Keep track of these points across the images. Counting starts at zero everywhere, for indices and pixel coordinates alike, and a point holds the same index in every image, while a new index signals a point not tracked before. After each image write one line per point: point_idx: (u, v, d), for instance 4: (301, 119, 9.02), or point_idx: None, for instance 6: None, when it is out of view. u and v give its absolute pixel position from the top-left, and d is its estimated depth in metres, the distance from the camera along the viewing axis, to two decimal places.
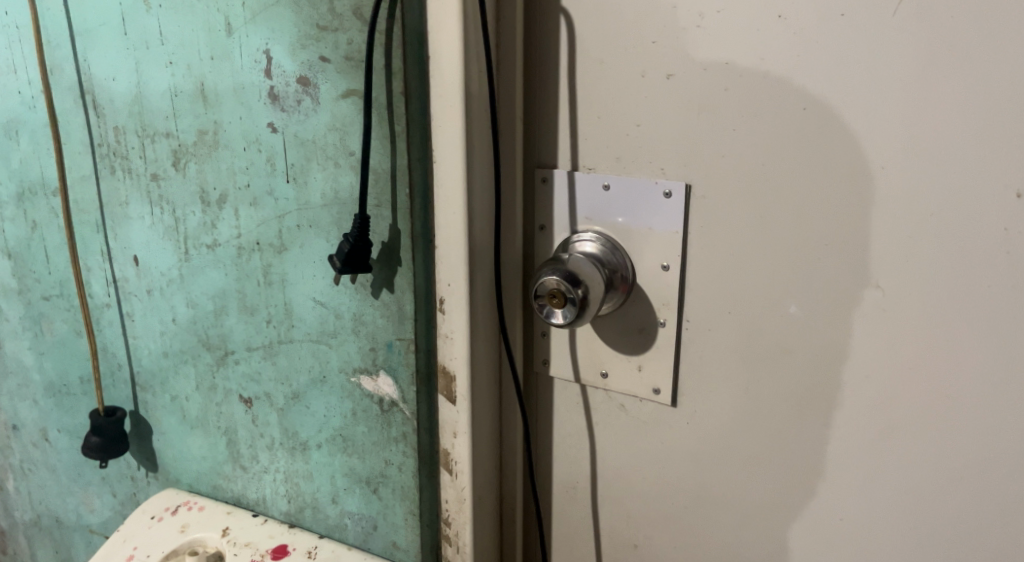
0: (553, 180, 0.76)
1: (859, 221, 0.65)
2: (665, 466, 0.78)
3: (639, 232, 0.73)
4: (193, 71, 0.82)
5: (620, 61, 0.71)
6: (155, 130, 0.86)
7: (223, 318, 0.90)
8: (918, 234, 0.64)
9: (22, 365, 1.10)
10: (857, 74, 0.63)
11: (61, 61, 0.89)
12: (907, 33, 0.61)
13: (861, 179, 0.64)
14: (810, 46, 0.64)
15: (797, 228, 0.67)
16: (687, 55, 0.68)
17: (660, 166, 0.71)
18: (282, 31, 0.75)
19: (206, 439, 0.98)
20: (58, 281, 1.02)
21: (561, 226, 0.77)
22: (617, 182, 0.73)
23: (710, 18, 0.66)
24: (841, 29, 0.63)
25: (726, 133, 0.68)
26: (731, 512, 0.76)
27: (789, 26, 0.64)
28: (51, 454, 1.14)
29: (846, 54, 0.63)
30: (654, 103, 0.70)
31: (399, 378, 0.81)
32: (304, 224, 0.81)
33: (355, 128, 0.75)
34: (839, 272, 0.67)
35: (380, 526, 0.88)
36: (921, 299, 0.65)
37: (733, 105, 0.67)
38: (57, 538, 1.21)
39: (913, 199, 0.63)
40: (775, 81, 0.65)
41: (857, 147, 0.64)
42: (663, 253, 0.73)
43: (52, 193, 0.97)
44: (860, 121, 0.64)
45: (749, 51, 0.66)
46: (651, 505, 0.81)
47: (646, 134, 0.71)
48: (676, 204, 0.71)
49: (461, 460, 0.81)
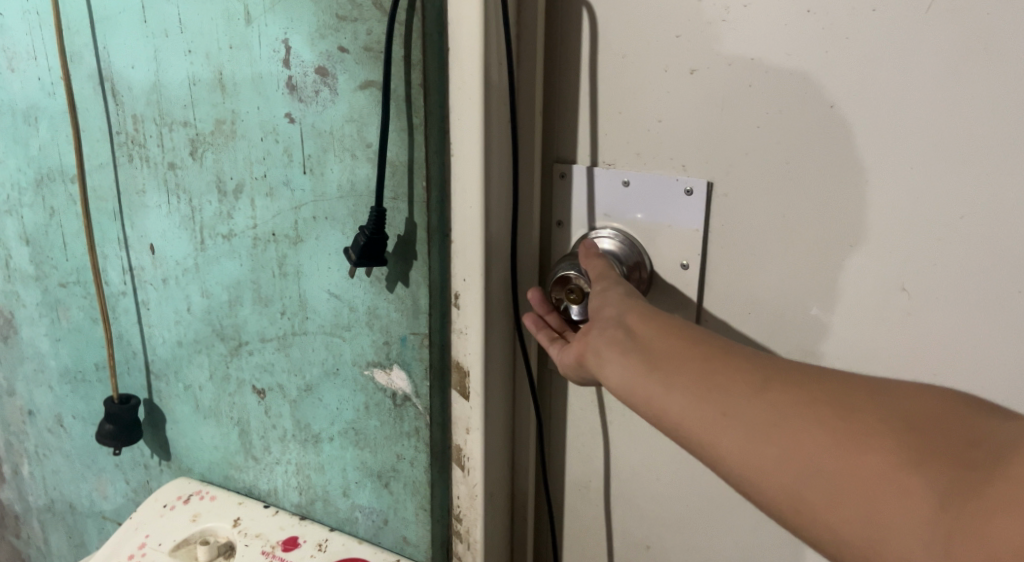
0: (572, 175, 0.75)
1: (885, 222, 0.64)
2: (680, 466, 0.77)
3: (658, 230, 0.72)
4: (212, 60, 0.81)
5: (644, 54, 0.69)
6: (173, 118, 0.86)
7: (238, 308, 0.90)
8: (946, 237, 0.62)
9: (38, 351, 1.10)
10: (886, 72, 0.61)
11: (81, 48, 0.89)
12: (939, 30, 0.59)
13: (890, 179, 0.63)
14: (839, 42, 0.62)
15: (820, 229, 0.66)
16: (711, 50, 0.67)
17: (681, 163, 0.70)
18: (301, 20, 0.75)
19: (218, 429, 0.98)
20: (75, 268, 1.02)
21: (579, 222, 0.76)
22: (637, 178, 0.72)
23: (738, 12, 0.65)
24: (873, 25, 0.61)
25: (750, 130, 0.67)
26: (747, 516, 0.75)
27: (818, 21, 0.63)
28: (65, 440, 1.15)
29: (876, 51, 0.61)
30: (676, 98, 0.69)
31: (413, 372, 0.80)
32: (319, 216, 0.80)
33: (373, 119, 0.74)
34: (863, 274, 0.65)
35: (391, 521, 0.88)
36: (948, 303, 0.63)
37: (758, 102, 0.66)
38: (70, 523, 1.22)
39: (941, 200, 0.62)
40: (802, 77, 0.64)
41: (884, 147, 0.63)
42: (682, 252, 0.72)
43: (71, 179, 0.97)
44: (888, 119, 0.62)
45: (777, 46, 0.64)
46: (664, 506, 0.80)
47: (668, 131, 0.70)
48: (697, 202, 0.70)
49: (473, 457, 0.80)
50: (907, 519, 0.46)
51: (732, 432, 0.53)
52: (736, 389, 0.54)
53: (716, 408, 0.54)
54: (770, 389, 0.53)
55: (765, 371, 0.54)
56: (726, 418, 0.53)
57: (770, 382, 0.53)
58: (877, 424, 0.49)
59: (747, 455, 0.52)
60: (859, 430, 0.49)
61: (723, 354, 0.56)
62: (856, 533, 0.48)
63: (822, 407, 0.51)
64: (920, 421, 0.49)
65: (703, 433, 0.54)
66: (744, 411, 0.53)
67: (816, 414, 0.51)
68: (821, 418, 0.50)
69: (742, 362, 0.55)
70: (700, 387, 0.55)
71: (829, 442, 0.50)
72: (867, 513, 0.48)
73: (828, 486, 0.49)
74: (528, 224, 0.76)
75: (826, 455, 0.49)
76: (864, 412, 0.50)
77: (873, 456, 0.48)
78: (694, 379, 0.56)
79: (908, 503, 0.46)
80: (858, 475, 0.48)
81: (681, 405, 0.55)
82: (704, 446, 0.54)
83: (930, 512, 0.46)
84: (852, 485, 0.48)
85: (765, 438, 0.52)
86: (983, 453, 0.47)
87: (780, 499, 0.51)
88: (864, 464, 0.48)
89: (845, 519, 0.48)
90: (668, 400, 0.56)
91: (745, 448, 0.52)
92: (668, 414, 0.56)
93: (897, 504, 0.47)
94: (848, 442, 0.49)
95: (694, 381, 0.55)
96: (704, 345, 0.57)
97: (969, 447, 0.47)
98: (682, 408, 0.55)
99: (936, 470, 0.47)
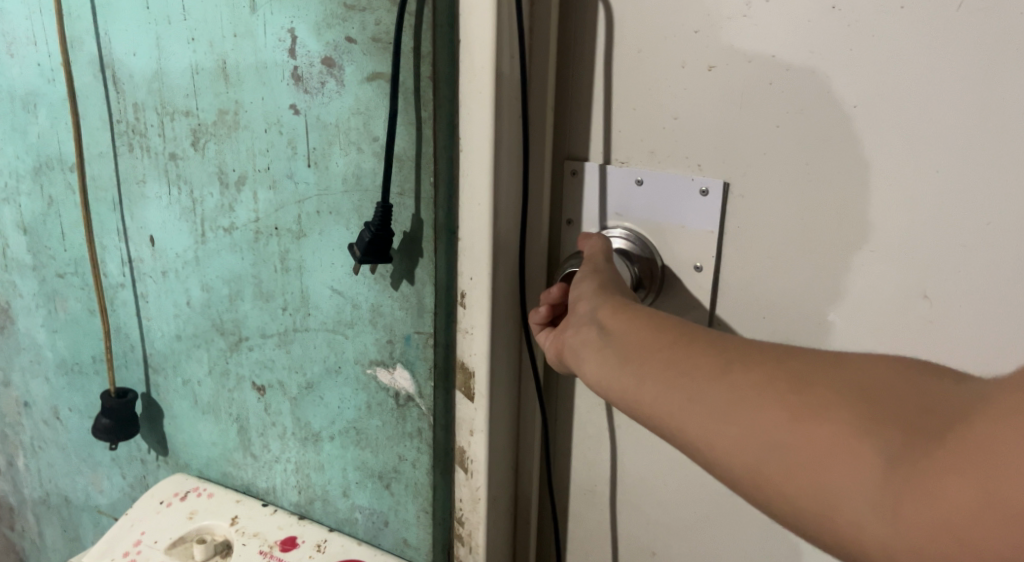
0: (583, 173, 0.73)
1: (908, 227, 0.62)
2: (687, 470, 0.75)
3: (671, 230, 0.70)
4: (215, 48, 0.79)
5: (660, 48, 0.67)
6: (175, 108, 0.84)
7: (238, 303, 0.88)
8: (972, 244, 0.60)
9: (35, 341, 1.09)
10: (912, 71, 0.59)
11: (82, 34, 0.87)
12: (969, 28, 0.57)
13: (914, 182, 0.61)
14: (864, 40, 0.60)
15: (840, 233, 0.64)
16: (731, 45, 0.65)
17: (697, 162, 0.68)
18: (307, 9, 0.73)
19: (217, 425, 0.97)
20: (73, 259, 1.00)
21: (590, 221, 0.74)
22: (651, 177, 0.70)
23: (758, 7, 0.63)
24: (900, 24, 0.59)
25: (769, 129, 0.65)
26: (757, 523, 0.73)
27: (843, 18, 0.61)
28: (62, 433, 1.13)
29: (902, 50, 0.59)
30: (693, 95, 0.67)
31: (416, 372, 0.79)
32: (323, 210, 0.78)
33: (379, 112, 0.72)
34: (883, 279, 0.63)
35: (391, 523, 0.86)
36: (971, 309, 0.61)
37: (778, 100, 0.64)
38: (65, 517, 1.20)
39: (965, 205, 0.60)
40: (825, 75, 0.62)
41: (907, 148, 0.61)
42: (696, 253, 0.70)
43: (69, 168, 0.95)
44: (913, 120, 0.60)
45: (798, 43, 0.62)
46: (671, 512, 0.78)
47: (684, 128, 0.68)
48: (713, 203, 0.68)
49: (476, 460, 0.78)
50: (861, 488, 0.43)
51: (693, 413, 0.49)
52: (696, 368, 0.50)
53: (678, 392, 0.50)
54: (731, 369, 0.49)
55: (728, 349, 0.50)
56: (687, 401, 0.49)
57: (733, 362, 0.49)
58: (834, 396, 0.45)
59: (707, 433, 0.48)
60: (815, 402, 0.45)
61: (687, 334, 0.52)
62: (814, 507, 0.44)
63: (778, 377, 0.47)
64: (876, 389, 0.45)
65: (666, 414, 0.50)
66: (703, 391, 0.49)
67: (774, 390, 0.47)
68: (778, 394, 0.46)
69: (704, 340, 0.51)
70: (664, 371, 0.51)
71: (784, 417, 0.46)
72: (822, 485, 0.44)
73: (784, 459, 0.45)
74: (537, 222, 0.75)
75: (782, 431, 0.46)
76: (822, 385, 0.46)
77: (826, 427, 0.44)
78: (657, 361, 0.52)
79: (860, 471, 0.43)
80: (814, 450, 0.44)
81: (645, 390, 0.51)
82: (669, 428, 0.50)
83: (883, 480, 0.43)
84: (808, 459, 0.45)
85: (722, 414, 0.48)
86: (940, 416, 0.43)
87: (740, 476, 0.47)
88: (821, 437, 0.44)
89: (802, 494, 0.45)
90: (635, 387, 0.52)
91: (706, 428, 0.48)
92: (635, 399, 0.52)
93: (850, 474, 0.43)
94: (803, 415, 0.45)
95: (658, 364, 0.52)
96: (670, 325, 0.54)
97: (926, 412, 0.44)
98: (646, 393, 0.51)
99: (892, 438, 0.43)
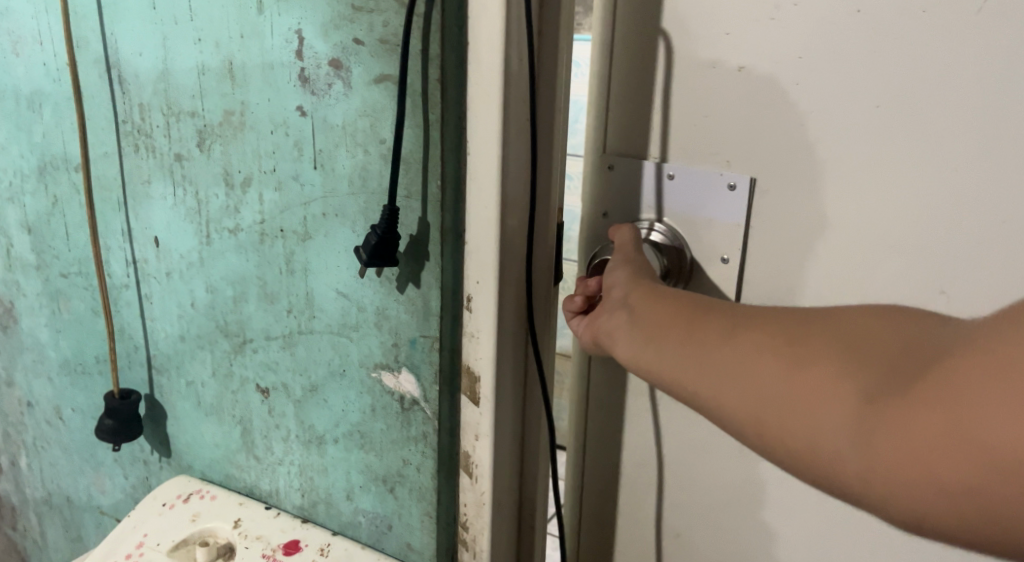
0: (619, 167, 0.75)
1: (927, 221, 0.65)
2: (716, 452, 0.78)
3: (699, 223, 0.73)
4: (221, 49, 0.79)
5: (692, 46, 0.70)
6: (180, 109, 0.84)
7: (242, 305, 0.88)
8: (987, 237, 0.63)
9: (38, 341, 1.08)
10: (932, 73, 0.62)
11: (88, 33, 0.87)
12: (988, 32, 0.60)
13: (934, 178, 0.64)
14: (889, 41, 0.63)
15: (864, 225, 0.67)
16: (760, 47, 0.67)
17: (726, 157, 0.71)
18: (315, 11, 0.72)
19: (220, 427, 0.96)
20: (77, 259, 1.00)
21: (624, 214, 0.76)
22: (683, 173, 0.72)
23: (788, 10, 0.66)
24: (922, 26, 0.62)
25: (796, 126, 0.67)
26: (779, 502, 0.77)
27: (868, 20, 0.63)
28: (64, 433, 1.13)
29: (923, 53, 0.62)
30: (723, 94, 0.69)
31: (422, 375, 0.78)
32: (328, 213, 0.78)
33: (387, 115, 0.72)
34: (905, 268, 0.67)
35: (395, 527, 0.86)
36: (985, 299, 0.65)
37: (805, 99, 0.67)
38: (67, 517, 1.20)
39: (983, 198, 0.63)
40: (849, 74, 0.65)
41: (924, 145, 0.64)
42: (723, 245, 0.72)
43: (75, 167, 0.95)
44: (932, 118, 0.63)
45: (825, 43, 0.65)
46: (692, 496, 0.81)
47: (713, 126, 0.71)
48: (740, 196, 0.70)
49: (481, 464, 0.77)
50: (840, 423, 0.47)
51: (700, 370, 0.54)
52: (707, 332, 0.55)
53: (689, 353, 0.55)
54: (737, 331, 0.54)
55: (737, 315, 0.55)
56: (697, 359, 0.54)
57: (740, 325, 0.54)
58: (822, 346, 0.50)
59: (711, 387, 0.53)
60: (803, 351, 0.50)
61: (703, 306, 0.57)
62: (806, 445, 0.48)
63: (773, 335, 0.52)
64: (867, 341, 0.49)
65: (678, 373, 0.55)
66: (711, 349, 0.54)
67: (770, 344, 0.52)
68: (773, 348, 0.51)
69: (717, 310, 0.56)
70: (680, 337, 0.56)
71: (776, 366, 0.50)
72: (806, 423, 0.48)
73: (776, 401, 0.50)
74: (545, 225, 0.74)
75: (773, 377, 0.50)
76: (814, 338, 0.51)
77: (812, 372, 0.49)
78: (675, 329, 0.57)
79: (838, 408, 0.47)
80: (800, 393, 0.49)
81: (663, 354, 0.57)
82: (680, 386, 0.55)
83: (863, 414, 0.46)
84: (795, 401, 0.49)
85: (724, 367, 0.53)
86: (918, 356, 0.47)
87: (740, 422, 0.51)
88: (807, 381, 0.49)
89: (791, 432, 0.49)
90: (655, 354, 0.57)
91: (709, 381, 0.53)
92: (655, 366, 0.57)
93: (829, 411, 0.48)
94: (794, 365, 0.50)
95: (675, 330, 0.57)
96: (689, 300, 0.59)
97: (907, 355, 0.48)
98: (663, 357, 0.57)
99: (874, 377, 0.47)
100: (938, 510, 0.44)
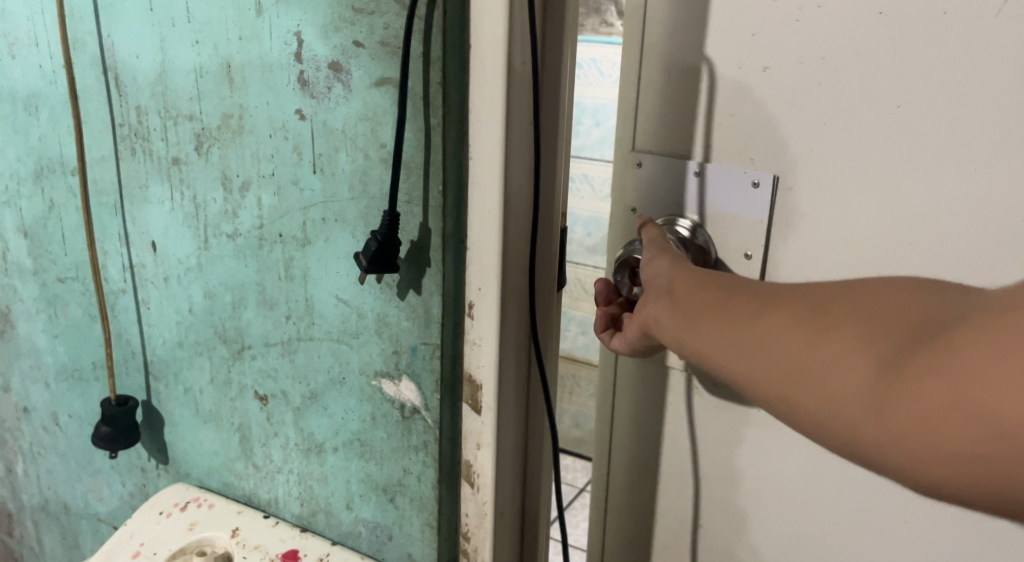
0: (648, 164, 0.75)
1: (947, 224, 0.64)
2: (737, 451, 0.78)
3: (723, 221, 0.73)
4: (219, 51, 0.78)
5: (716, 47, 0.70)
6: (178, 112, 0.82)
7: (241, 311, 0.87)
8: (1008, 241, 0.62)
9: (35, 347, 1.07)
10: (953, 75, 0.61)
11: (84, 35, 0.85)
12: (1010, 34, 0.59)
13: (954, 181, 0.63)
14: (911, 44, 0.62)
15: (885, 227, 0.66)
16: (783, 47, 0.67)
17: (750, 155, 0.70)
18: (314, 13, 0.71)
19: (219, 434, 0.95)
20: (74, 263, 0.99)
21: (653, 209, 0.76)
22: (711, 171, 0.72)
23: (811, 12, 0.65)
24: (944, 28, 0.61)
25: (818, 127, 0.67)
26: (797, 505, 0.76)
27: (890, 23, 0.62)
28: (61, 439, 1.11)
29: (944, 55, 0.61)
30: (749, 93, 0.69)
31: (422, 384, 0.77)
32: (329, 217, 0.76)
33: (387, 119, 0.70)
34: (921, 271, 0.65)
35: (395, 537, 0.84)
36: None
37: (827, 98, 0.66)
38: (64, 524, 1.18)
39: (1004, 201, 0.62)
40: (869, 77, 0.64)
41: (943, 147, 0.63)
42: (746, 242, 0.72)
43: (71, 171, 0.94)
44: (952, 121, 0.62)
45: (845, 45, 0.64)
46: (713, 494, 0.81)
47: (739, 124, 0.70)
48: (763, 195, 0.70)
49: (483, 474, 0.76)
50: (857, 394, 0.48)
51: (726, 344, 0.55)
52: (735, 308, 0.56)
53: (716, 328, 0.56)
54: (763, 306, 0.54)
55: (765, 291, 0.56)
56: (725, 334, 0.55)
57: (766, 301, 0.55)
58: (845, 319, 0.50)
59: (736, 361, 0.54)
60: (826, 325, 0.50)
61: (733, 285, 0.58)
62: (823, 414, 0.49)
63: (796, 311, 0.53)
64: (889, 316, 0.49)
65: (707, 349, 0.56)
66: (737, 324, 0.55)
67: (794, 318, 0.52)
68: (796, 322, 0.52)
69: (747, 288, 0.57)
70: (710, 314, 0.57)
71: (798, 339, 0.51)
72: (825, 394, 0.49)
73: (796, 371, 0.50)
74: (548, 230, 0.72)
75: (795, 349, 0.51)
76: (838, 311, 0.51)
77: (832, 345, 0.49)
78: (705, 307, 0.58)
79: (855, 378, 0.48)
80: (819, 364, 0.49)
81: (694, 332, 0.58)
82: (709, 361, 0.56)
83: (879, 386, 0.47)
84: (814, 372, 0.50)
85: (748, 341, 0.53)
86: (938, 330, 0.47)
87: (765, 394, 0.52)
88: (828, 352, 0.49)
89: (810, 403, 0.50)
90: (686, 331, 0.59)
91: (734, 354, 0.54)
92: (686, 342, 0.58)
93: (846, 382, 0.48)
94: (815, 338, 0.50)
95: (704, 307, 0.58)
96: (721, 279, 0.60)
97: (928, 328, 0.47)
98: (694, 334, 0.58)
99: (889, 349, 0.48)
100: (952, 477, 0.44)
